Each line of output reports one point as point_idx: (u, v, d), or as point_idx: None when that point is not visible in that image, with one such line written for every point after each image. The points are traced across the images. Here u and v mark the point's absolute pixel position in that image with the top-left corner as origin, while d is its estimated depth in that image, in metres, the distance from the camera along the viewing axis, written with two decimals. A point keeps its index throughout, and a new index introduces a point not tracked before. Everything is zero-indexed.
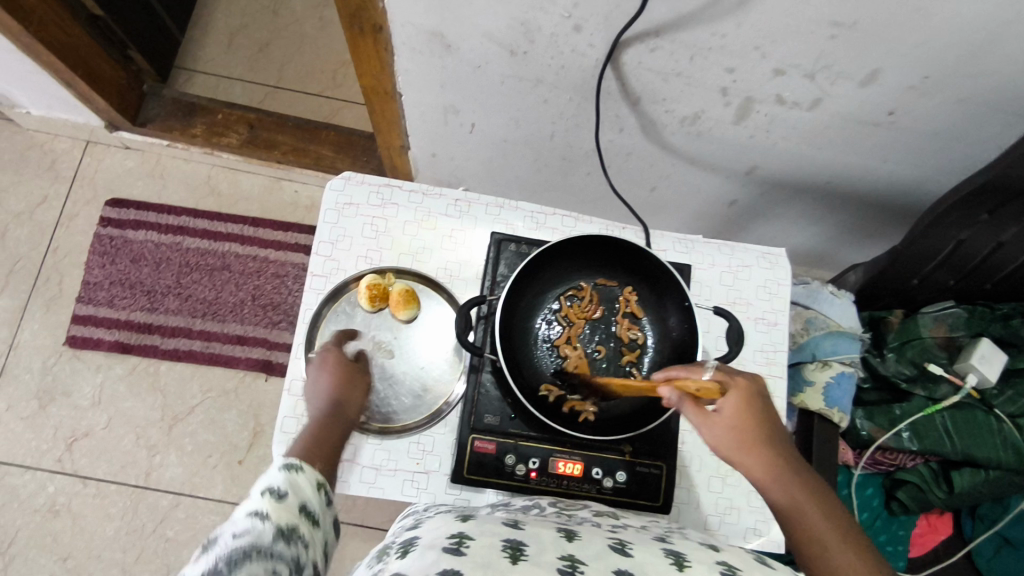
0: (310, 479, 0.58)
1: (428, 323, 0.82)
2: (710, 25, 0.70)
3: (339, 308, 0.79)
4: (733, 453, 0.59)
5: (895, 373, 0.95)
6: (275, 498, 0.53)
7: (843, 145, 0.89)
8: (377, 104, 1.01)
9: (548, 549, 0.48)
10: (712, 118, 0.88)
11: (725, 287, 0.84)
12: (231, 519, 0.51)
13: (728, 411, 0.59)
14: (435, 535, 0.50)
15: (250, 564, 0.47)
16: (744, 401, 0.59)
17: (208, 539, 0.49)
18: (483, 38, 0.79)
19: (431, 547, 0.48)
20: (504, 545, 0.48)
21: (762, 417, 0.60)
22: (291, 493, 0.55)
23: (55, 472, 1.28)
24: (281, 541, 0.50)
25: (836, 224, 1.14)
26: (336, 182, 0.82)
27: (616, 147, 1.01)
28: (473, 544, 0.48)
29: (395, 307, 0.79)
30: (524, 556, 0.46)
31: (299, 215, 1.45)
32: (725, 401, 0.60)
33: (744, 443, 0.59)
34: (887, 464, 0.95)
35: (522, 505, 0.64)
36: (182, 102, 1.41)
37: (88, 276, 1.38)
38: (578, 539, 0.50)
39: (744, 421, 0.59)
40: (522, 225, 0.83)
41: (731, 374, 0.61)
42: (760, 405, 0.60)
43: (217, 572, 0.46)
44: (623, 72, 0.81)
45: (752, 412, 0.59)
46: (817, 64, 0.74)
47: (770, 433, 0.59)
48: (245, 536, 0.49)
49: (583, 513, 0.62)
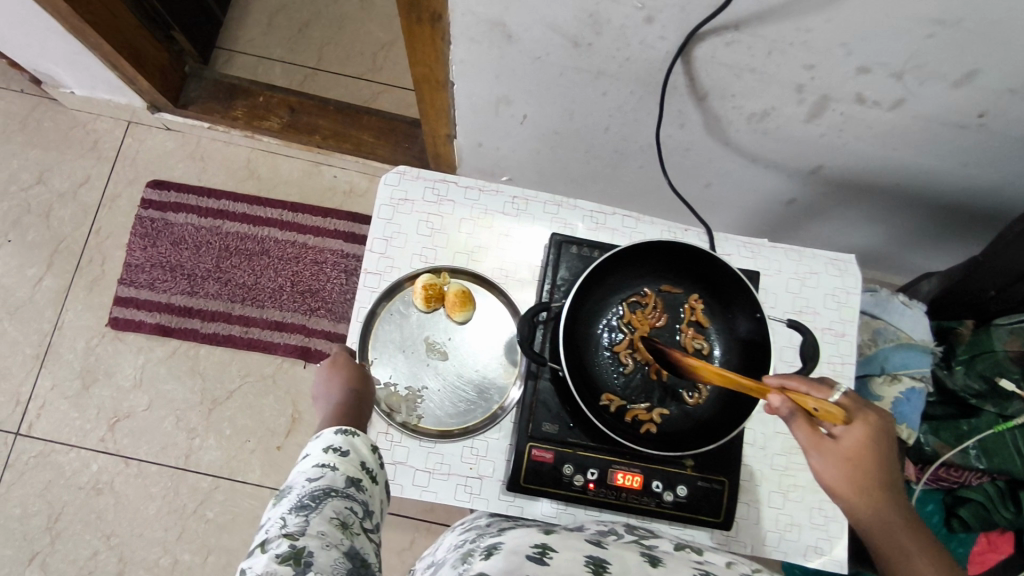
0: (364, 442, 0.62)
1: (483, 325, 0.80)
2: (796, 20, 0.65)
3: (393, 308, 0.78)
4: (845, 488, 0.56)
5: (963, 388, 0.91)
6: (338, 454, 0.59)
7: (923, 147, 0.84)
8: (427, 93, 0.98)
9: (632, 571, 0.46)
10: (784, 116, 0.83)
11: (792, 295, 0.80)
12: (303, 469, 0.58)
13: (848, 443, 0.56)
14: (520, 541, 0.50)
15: (328, 503, 0.54)
16: (870, 438, 0.55)
17: (285, 486, 0.57)
18: (546, 28, 0.75)
19: (514, 552, 0.48)
20: (587, 560, 0.47)
21: (884, 456, 0.56)
22: (352, 450, 0.60)
23: (99, 452, 1.30)
24: (352, 488, 0.57)
25: (900, 226, 1.09)
26: (392, 176, 0.81)
27: (674, 143, 0.97)
28: (557, 556, 0.47)
29: (451, 308, 0.78)
30: (608, 571, 0.46)
31: (338, 201, 1.43)
32: (848, 433, 0.56)
33: (859, 481, 0.56)
34: (950, 480, 0.92)
35: (599, 531, 0.64)
36: (223, 84, 1.39)
37: (129, 258, 1.38)
38: (663, 565, 0.49)
39: (865, 457, 0.55)
40: (581, 226, 0.81)
41: (861, 406, 0.57)
42: (885, 445, 0.56)
43: (302, 507, 0.53)
44: (693, 66, 0.77)
45: (877, 451, 0.56)
46: (909, 64, 0.69)
47: (889, 474, 0.56)
48: (321, 481, 0.56)
49: (660, 542, 0.60)
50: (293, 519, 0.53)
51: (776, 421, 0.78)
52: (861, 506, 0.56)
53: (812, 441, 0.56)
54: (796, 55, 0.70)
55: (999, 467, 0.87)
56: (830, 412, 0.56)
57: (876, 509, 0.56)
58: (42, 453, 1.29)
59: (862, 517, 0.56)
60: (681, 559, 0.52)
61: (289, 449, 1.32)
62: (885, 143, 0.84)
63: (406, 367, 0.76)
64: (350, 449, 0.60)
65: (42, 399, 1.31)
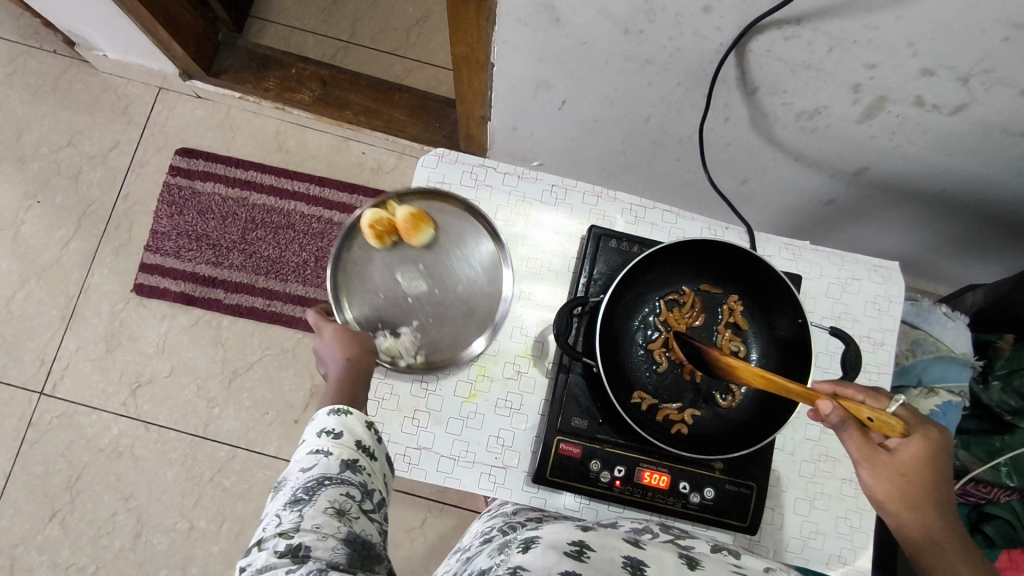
0: (358, 420, 0.62)
1: (449, 235, 0.80)
2: (864, 16, 0.63)
3: (352, 258, 0.79)
4: (894, 498, 0.58)
5: (999, 403, 0.89)
6: (331, 437, 0.59)
7: (978, 154, 0.81)
8: (466, 73, 0.95)
9: (669, 572, 0.45)
10: (835, 114, 0.80)
11: (832, 300, 0.79)
12: (297, 457, 0.59)
13: (902, 456, 0.57)
14: (557, 536, 0.48)
15: (324, 490, 0.55)
16: (925, 452, 0.57)
17: (281, 479, 0.57)
18: (598, 14, 0.73)
19: (551, 547, 0.46)
20: (624, 561, 0.45)
21: (936, 470, 0.57)
22: (346, 432, 0.60)
23: (120, 416, 1.31)
24: (349, 472, 0.57)
25: (942, 232, 1.06)
26: (430, 158, 0.80)
27: (716, 137, 0.94)
28: (595, 555, 0.45)
29: (407, 234, 0.78)
30: (645, 573, 0.44)
31: (364, 178, 1.42)
32: (903, 446, 0.57)
33: (908, 492, 0.58)
34: (977, 496, 0.90)
35: (633, 529, 0.62)
36: (256, 54, 1.38)
37: (155, 225, 1.38)
38: (701, 568, 0.47)
39: (918, 471, 0.57)
40: (620, 219, 0.79)
41: (919, 421, 0.57)
42: (939, 459, 0.57)
43: (299, 499, 0.54)
44: (747, 59, 0.74)
45: (930, 465, 0.57)
46: (977, 67, 0.66)
47: (939, 487, 0.58)
48: (315, 469, 0.56)
49: (697, 543, 0.59)
50: (288, 515, 0.52)
51: (807, 428, 0.77)
52: (908, 516, 0.58)
53: (865, 453, 0.58)
54: (858, 52, 0.68)
55: None
56: (886, 423, 0.56)
57: (922, 519, 0.58)
58: (64, 414, 1.31)
59: (907, 526, 0.58)
60: (721, 563, 0.51)
61: (306, 423, 1.33)
62: (939, 148, 0.82)
63: (381, 310, 0.77)
64: (344, 431, 0.60)
65: (67, 360, 1.32)
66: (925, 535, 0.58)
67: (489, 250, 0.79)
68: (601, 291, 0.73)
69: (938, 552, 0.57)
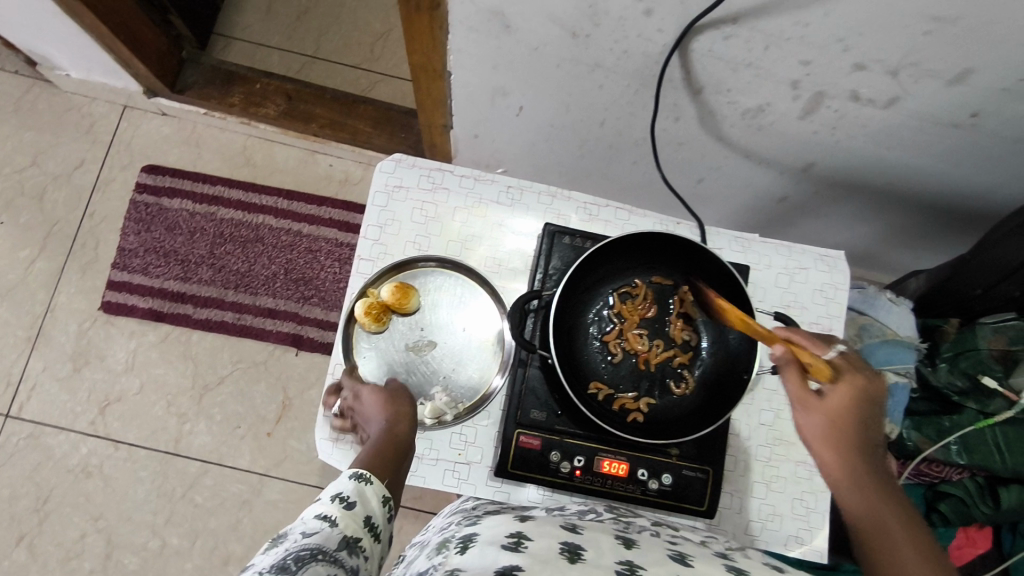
0: (377, 492, 0.60)
1: (435, 286, 0.80)
2: (794, 14, 0.66)
3: (360, 351, 0.77)
4: (824, 442, 0.57)
5: (946, 384, 0.93)
6: (344, 506, 0.56)
7: (914, 146, 0.85)
8: (424, 82, 0.98)
9: (605, 554, 0.47)
10: (777, 111, 0.84)
11: (780, 289, 0.81)
12: (301, 518, 0.54)
13: (833, 400, 0.57)
14: (494, 532, 0.49)
15: (316, 563, 0.49)
16: (854, 396, 0.57)
17: (276, 536, 0.52)
18: (546, 19, 0.76)
19: (489, 543, 0.47)
20: (562, 547, 0.47)
21: (865, 418, 0.57)
22: (358, 504, 0.57)
23: (88, 435, 1.30)
24: (345, 551, 0.52)
25: (890, 224, 1.10)
26: (387, 164, 0.81)
27: (668, 137, 0.97)
28: (532, 544, 0.47)
29: (400, 307, 0.77)
30: (582, 557, 0.45)
31: (332, 190, 1.43)
32: (834, 389, 0.58)
33: (840, 433, 0.57)
34: (931, 476, 0.94)
35: (578, 510, 0.65)
36: (220, 70, 1.40)
37: (123, 242, 1.38)
38: (637, 546, 0.50)
39: (846, 419, 0.57)
40: (575, 217, 0.82)
41: (850, 367, 0.59)
42: (867, 407, 0.58)
43: (286, 564, 0.47)
44: (690, 59, 0.77)
45: (859, 411, 0.57)
46: (904, 61, 0.69)
47: (867, 437, 0.57)
48: (315, 536, 0.51)
49: (641, 522, 0.61)
50: None
51: (762, 414, 0.79)
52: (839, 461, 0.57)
53: (799, 396, 0.58)
54: (793, 50, 0.71)
55: (979, 463, 0.89)
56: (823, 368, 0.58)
57: (849, 468, 0.56)
58: (31, 435, 1.29)
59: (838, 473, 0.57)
60: (656, 542, 0.52)
61: (279, 435, 1.33)
62: (878, 141, 0.85)
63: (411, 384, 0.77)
64: (357, 502, 0.57)
65: (33, 381, 1.31)
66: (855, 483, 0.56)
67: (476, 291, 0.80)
68: (556, 286, 0.75)
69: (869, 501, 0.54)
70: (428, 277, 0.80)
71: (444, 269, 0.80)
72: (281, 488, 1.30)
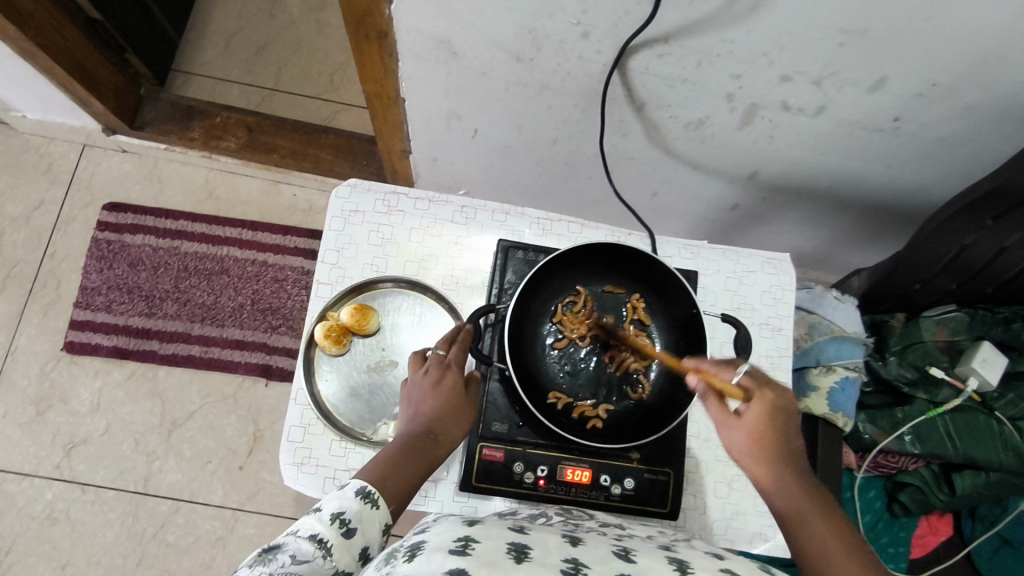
0: (380, 518, 0.57)
1: (395, 308, 0.81)
2: (719, 32, 0.70)
3: (322, 374, 0.78)
4: (749, 455, 0.62)
5: (896, 377, 0.97)
6: (341, 531, 0.54)
7: (848, 151, 0.89)
8: (380, 109, 1.00)
9: (552, 553, 0.49)
10: (717, 123, 0.88)
11: (730, 293, 0.84)
12: (295, 534, 0.53)
13: (750, 419, 0.62)
14: (442, 539, 0.50)
15: None
16: (767, 412, 0.61)
17: (268, 549, 0.51)
18: (490, 44, 0.79)
19: (437, 549, 0.48)
20: (508, 548, 0.48)
21: (783, 431, 0.62)
22: (357, 531, 0.55)
23: (53, 480, 1.27)
24: None
25: (836, 227, 1.15)
26: (343, 190, 0.83)
27: (618, 152, 1.01)
28: (478, 547, 0.48)
29: (360, 329, 0.78)
30: (529, 557, 0.47)
31: (297, 219, 1.44)
32: (748, 408, 0.62)
33: (764, 451, 0.61)
34: (889, 467, 0.98)
35: (529, 514, 0.68)
36: (180, 106, 1.40)
37: (85, 281, 1.37)
38: (583, 544, 0.52)
39: (764, 430, 0.61)
40: (528, 232, 0.84)
41: (760, 383, 0.63)
42: (783, 421, 0.62)
43: None
44: (630, 77, 0.81)
45: (775, 426, 0.61)
46: (825, 71, 0.73)
47: (790, 450, 0.61)
48: (304, 568, 0.50)
49: (589, 523, 0.66)
50: None
51: None
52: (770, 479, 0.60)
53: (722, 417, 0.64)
54: (724, 65, 0.75)
55: (932, 451, 0.94)
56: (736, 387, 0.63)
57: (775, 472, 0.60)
58: None
59: (773, 493, 0.60)
60: (602, 538, 0.56)
61: (252, 468, 1.31)
62: (814, 147, 0.90)
63: (374, 405, 0.78)
64: (356, 529, 0.55)
65: None
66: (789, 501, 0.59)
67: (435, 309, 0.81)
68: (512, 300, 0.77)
69: (803, 517, 0.57)
70: (388, 299, 0.82)
71: (402, 290, 0.82)
72: (255, 521, 1.28)
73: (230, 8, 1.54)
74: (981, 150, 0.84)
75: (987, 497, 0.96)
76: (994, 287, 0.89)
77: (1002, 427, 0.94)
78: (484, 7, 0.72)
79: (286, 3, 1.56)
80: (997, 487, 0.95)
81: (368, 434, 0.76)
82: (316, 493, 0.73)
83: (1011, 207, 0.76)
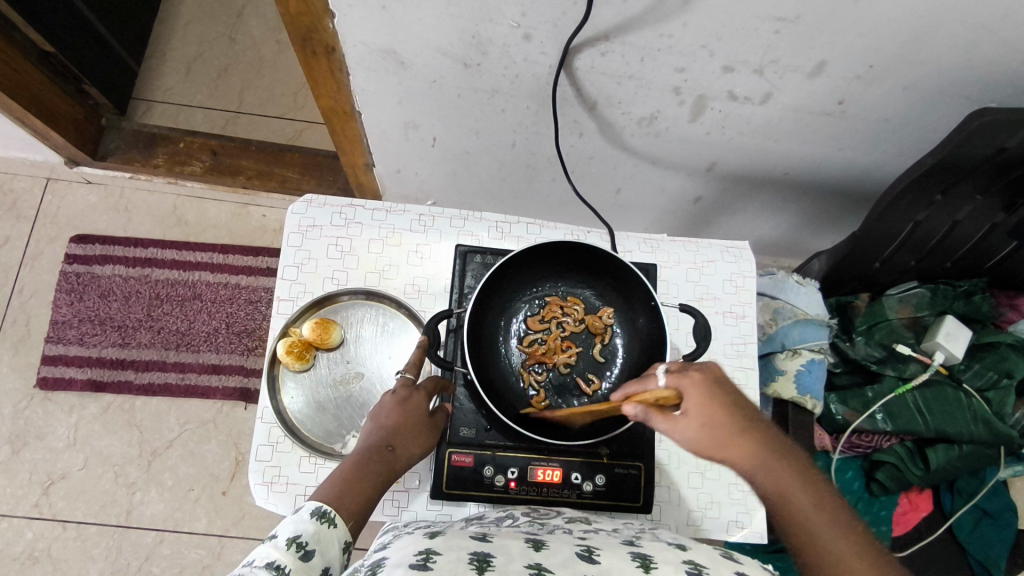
0: (339, 537, 0.56)
1: (354, 323, 0.81)
2: (656, 27, 0.71)
3: (286, 391, 0.78)
4: (710, 447, 0.56)
5: (865, 356, 1.06)
6: (299, 555, 0.53)
7: (800, 136, 0.90)
8: (337, 124, 0.99)
9: (514, 559, 0.48)
10: (669, 117, 0.89)
11: (692, 283, 0.85)
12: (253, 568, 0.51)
13: (694, 410, 0.55)
14: (403, 553, 0.49)
15: None
16: (707, 395, 0.55)
17: None
18: (435, 52, 0.79)
19: (398, 565, 0.47)
20: (470, 558, 0.47)
21: (727, 399, 0.56)
22: (316, 553, 0.54)
23: (33, 519, 1.25)
24: None
25: (801, 213, 1.16)
26: (299, 206, 0.83)
27: (578, 152, 1.01)
28: (440, 560, 0.47)
29: (321, 344, 0.78)
30: (491, 567, 0.46)
31: (268, 239, 1.44)
32: (688, 401, 0.55)
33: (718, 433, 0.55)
34: (864, 446, 1.05)
35: (496, 517, 0.68)
36: (143, 133, 1.43)
37: (55, 314, 1.36)
38: (545, 548, 0.51)
39: (716, 417, 0.55)
40: (487, 236, 0.84)
41: (682, 372, 0.57)
42: (719, 386, 0.56)
43: None
44: (578, 77, 0.81)
45: (723, 404, 0.55)
46: (765, 59, 0.75)
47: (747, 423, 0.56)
48: None
49: (555, 521, 0.66)
50: None
51: None
52: (738, 451, 0.55)
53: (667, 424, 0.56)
54: (666, 60, 0.76)
55: (902, 427, 1.01)
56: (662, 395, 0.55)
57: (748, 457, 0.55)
58: None
59: (737, 459, 0.56)
60: (565, 539, 0.55)
61: (235, 494, 1.29)
62: (766, 136, 0.91)
63: (342, 417, 0.77)
64: (315, 551, 0.54)
65: None
66: (760, 466, 0.55)
67: (398, 319, 0.81)
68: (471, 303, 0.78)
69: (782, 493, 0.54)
70: (348, 310, 0.81)
71: (362, 301, 0.82)
72: (242, 547, 1.26)
73: (190, 34, 1.54)
74: (927, 127, 0.86)
75: (960, 471, 1.03)
76: (951, 260, 0.98)
77: (971, 399, 1.01)
78: (423, 16, 0.72)
79: (245, 25, 1.56)
80: (969, 459, 1.02)
81: (336, 448, 0.76)
82: (287, 512, 0.73)
83: (955, 181, 0.78)
